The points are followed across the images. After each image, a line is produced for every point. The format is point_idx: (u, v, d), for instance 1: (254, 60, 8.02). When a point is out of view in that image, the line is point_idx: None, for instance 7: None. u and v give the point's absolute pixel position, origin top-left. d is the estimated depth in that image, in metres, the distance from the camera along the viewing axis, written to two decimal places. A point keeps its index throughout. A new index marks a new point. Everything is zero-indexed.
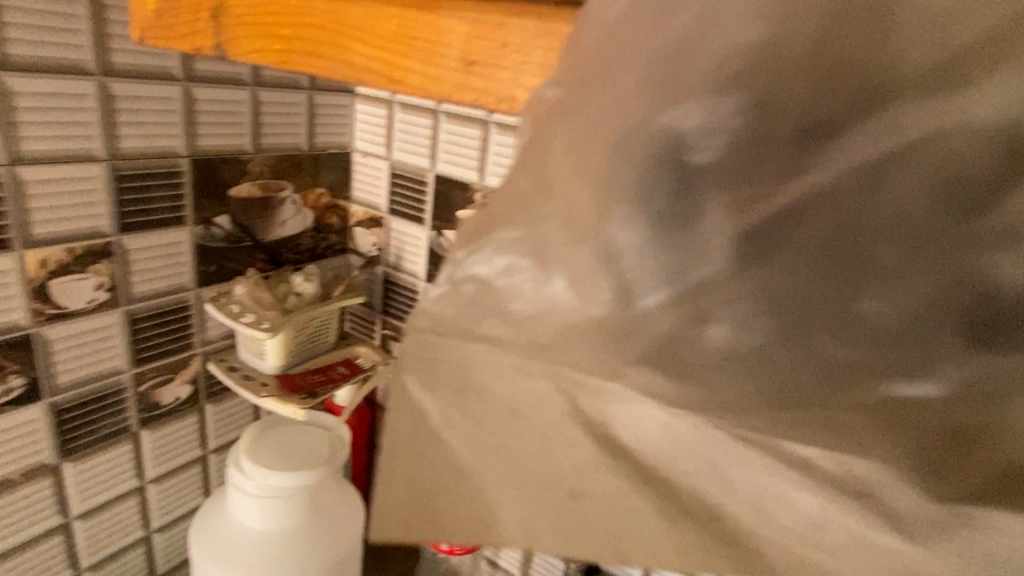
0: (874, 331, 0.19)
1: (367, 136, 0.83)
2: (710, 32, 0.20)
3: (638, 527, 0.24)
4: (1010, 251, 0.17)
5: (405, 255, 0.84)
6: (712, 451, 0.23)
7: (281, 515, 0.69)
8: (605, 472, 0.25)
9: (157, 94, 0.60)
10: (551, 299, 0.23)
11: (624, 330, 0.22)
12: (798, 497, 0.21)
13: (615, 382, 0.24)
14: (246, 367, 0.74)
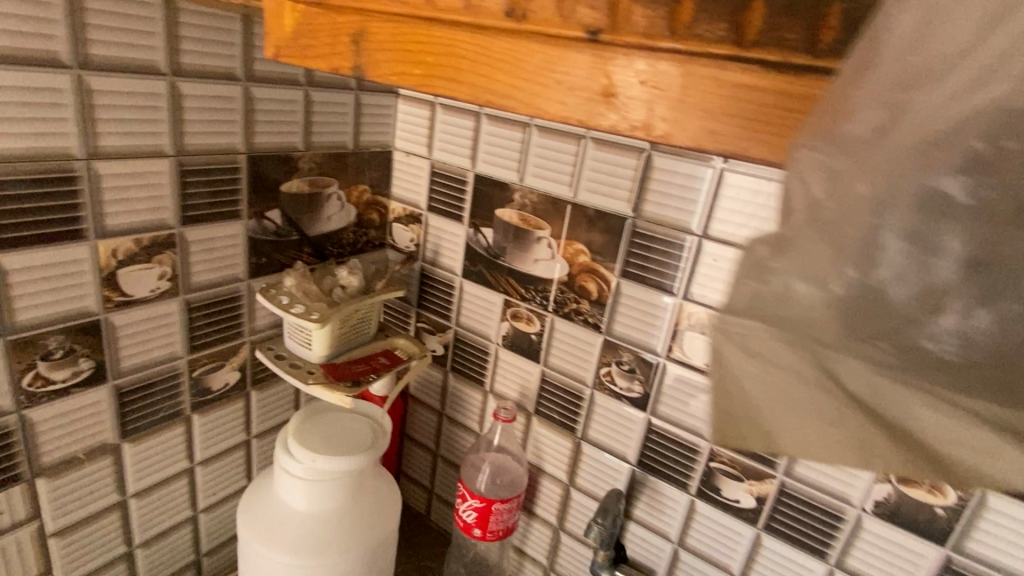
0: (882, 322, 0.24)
1: (408, 136, 0.85)
2: (935, 108, 0.21)
3: (760, 392, 0.31)
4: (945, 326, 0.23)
5: (443, 251, 0.87)
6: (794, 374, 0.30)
7: (326, 499, 0.72)
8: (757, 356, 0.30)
9: (220, 94, 0.62)
10: (783, 269, 0.26)
11: (835, 283, 0.25)
12: (776, 383, 0.30)
13: (780, 297, 0.27)
14: (292, 356, 0.77)
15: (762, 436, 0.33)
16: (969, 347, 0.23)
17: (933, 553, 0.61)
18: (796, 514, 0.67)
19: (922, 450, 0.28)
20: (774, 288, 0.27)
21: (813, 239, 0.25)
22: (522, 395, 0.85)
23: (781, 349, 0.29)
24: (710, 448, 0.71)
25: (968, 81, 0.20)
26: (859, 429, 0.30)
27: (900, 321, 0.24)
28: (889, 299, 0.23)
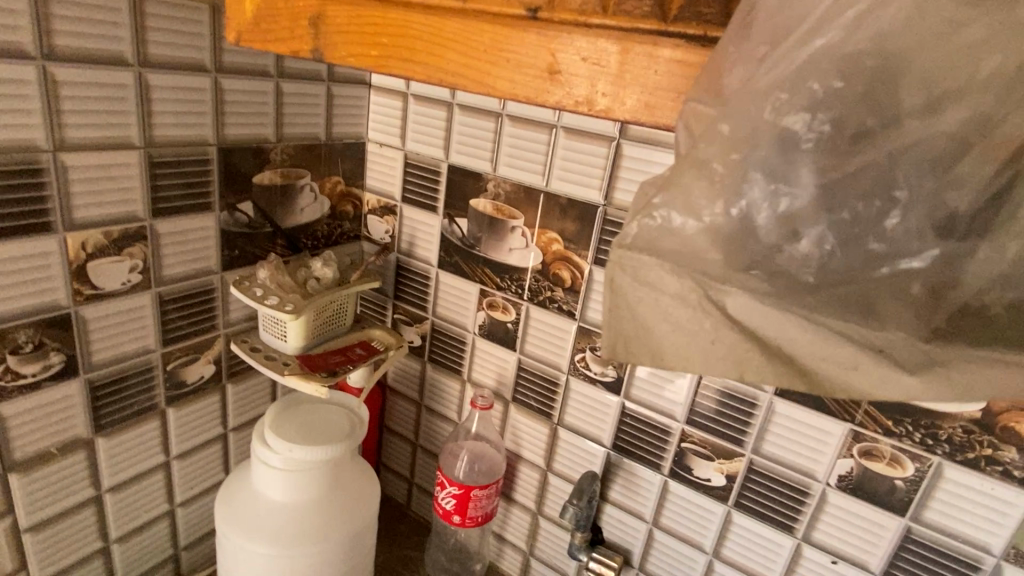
0: (759, 245, 0.27)
1: (381, 127, 0.85)
2: (792, 58, 0.25)
3: (652, 311, 0.29)
4: (804, 243, 0.27)
5: (419, 242, 0.87)
6: (683, 296, 0.28)
7: (304, 489, 0.73)
8: (648, 278, 0.29)
9: (189, 85, 0.62)
10: (672, 199, 0.27)
11: (725, 210, 0.27)
12: (666, 303, 0.29)
13: (671, 221, 0.27)
14: (267, 348, 0.77)
15: (649, 352, 0.30)
16: (820, 264, 0.27)
17: (893, 524, 0.63)
18: (764, 491, 0.69)
19: (797, 367, 0.28)
20: (657, 222, 0.27)
21: (692, 171, 0.27)
22: (499, 383, 0.86)
23: (669, 270, 0.28)
24: (681, 429, 0.73)
25: (805, 37, 0.25)
26: (744, 358, 0.29)
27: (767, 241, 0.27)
28: (756, 223, 0.27)
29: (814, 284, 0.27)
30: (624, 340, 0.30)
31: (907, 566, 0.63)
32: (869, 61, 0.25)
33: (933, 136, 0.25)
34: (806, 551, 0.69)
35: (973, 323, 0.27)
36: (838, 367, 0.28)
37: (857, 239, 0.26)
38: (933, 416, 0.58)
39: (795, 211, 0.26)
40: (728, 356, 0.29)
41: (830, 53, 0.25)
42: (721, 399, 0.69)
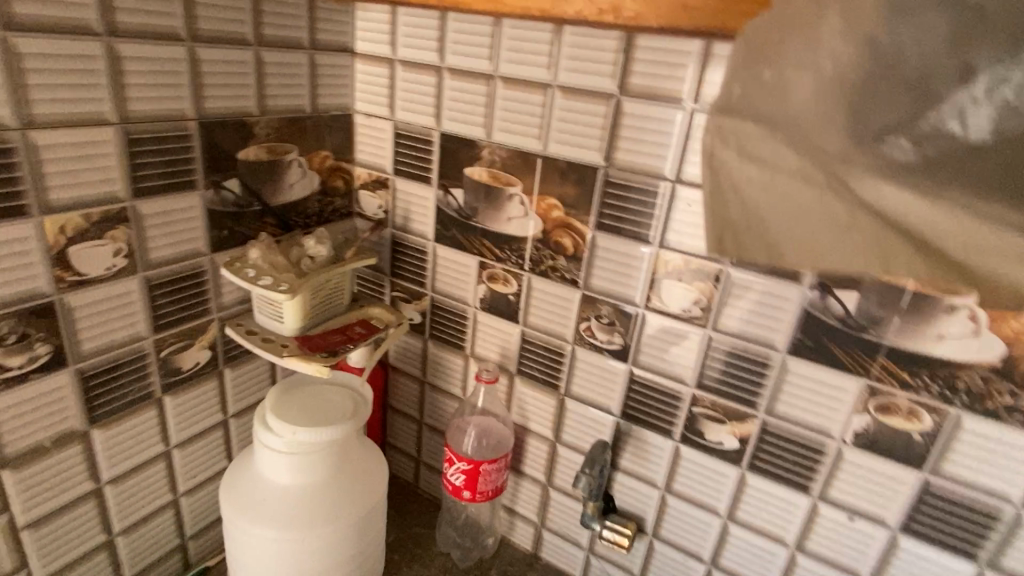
0: (911, 98, 0.36)
1: (368, 97, 0.82)
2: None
3: (757, 203, 0.43)
4: (949, 118, 0.35)
5: (413, 216, 0.84)
6: (806, 169, 0.40)
7: (310, 471, 0.71)
8: (752, 156, 0.43)
9: (163, 55, 0.59)
10: (797, 84, 0.39)
11: (875, 61, 0.37)
12: (786, 172, 0.41)
13: (797, 86, 0.39)
14: (263, 331, 0.75)
15: (757, 237, 0.44)
16: (975, 133, 0.35)
17: (910, 478, 0.62)
18: (779, 451, 0.68)
19: (947, 257, 0.37)
20: (773, 85, 0.40)
21: (829, 36, 0.38)
22: (503, 356, 0.84)
23: (779, 146, 0.41)
24: (692, 394, 0.71)
25: None
26: (894, 245, 0.39)
27: (916, 101, 0.36)
28: (913, 70, 0.36)
29: (955, 155, 0.36)
30: (730, 220, 0.45)
31: (926, 520, 0.63)
32: None
33: None
34: (823, 510, 0.68)
35: None
36: (982, 247, 0.36)
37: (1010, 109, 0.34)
38: (951, 366, 0.57)
39: (968, 64, 0.34)
40: (875, 236, 0.39)
41: None
42: (731, 361, 0.68)
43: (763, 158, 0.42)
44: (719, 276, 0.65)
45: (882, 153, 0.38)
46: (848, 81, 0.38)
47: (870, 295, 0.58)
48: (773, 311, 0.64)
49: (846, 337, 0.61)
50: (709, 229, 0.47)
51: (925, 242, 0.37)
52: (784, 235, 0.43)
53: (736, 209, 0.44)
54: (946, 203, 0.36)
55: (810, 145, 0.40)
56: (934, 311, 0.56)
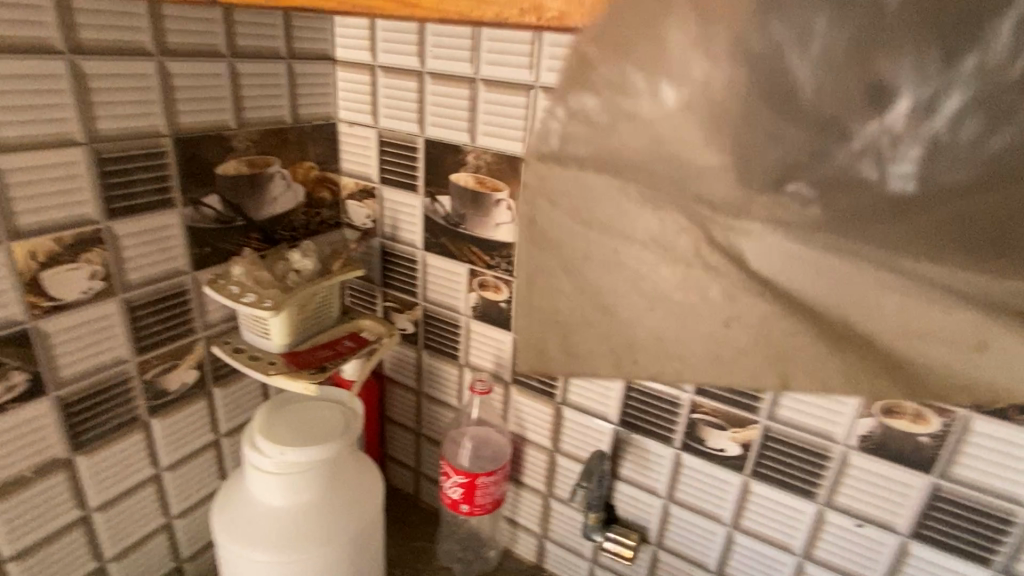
0: (802, 128, 0.39)
1: (351, 104, 0.80)
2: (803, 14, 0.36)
3: (600, 317, 0.52)
4: (853, 145, 0.38)
5: (402, 225, 0.83)
6: (754, 200, 0.42)
7: (301, 491, 0.69)
8: (668, 120, 0.42)
9: (132, 71, 0.58)
10: (654, 99, 0.42)
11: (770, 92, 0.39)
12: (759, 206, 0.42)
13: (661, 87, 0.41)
14: (250, 348, 0.73)
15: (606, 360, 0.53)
16: (921, 180, 0.37)
17: (920, 482, 0.60)
18: (783, 457, 0.66)
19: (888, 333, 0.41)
20: (623, 104, 0.42)
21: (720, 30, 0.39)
22: (498, 365, 0.82)
23: (719, 151, 0.42)
24: (691, 399, 0.69)
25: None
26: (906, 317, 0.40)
27: (833, 128, 0.38)
28: (803, 92, 0.38)
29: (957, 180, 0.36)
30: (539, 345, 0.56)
31: (938, 525, 0.60)
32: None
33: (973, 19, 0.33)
34: (830, 517, 0.65)
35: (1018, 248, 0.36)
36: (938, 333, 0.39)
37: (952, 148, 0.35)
38: None
39: (878, 93, 0.36)
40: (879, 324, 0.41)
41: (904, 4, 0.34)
42: None
43: (750, 167, 0.42)
44: None
45: (787, 193, 0.41)
46: (758, 92, 0.39)
47: None
48: None
49: None
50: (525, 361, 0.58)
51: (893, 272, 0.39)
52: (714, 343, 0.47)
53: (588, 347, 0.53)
54: (868, 230, 0.39)
55: (697, 180, 0.43)
56: None
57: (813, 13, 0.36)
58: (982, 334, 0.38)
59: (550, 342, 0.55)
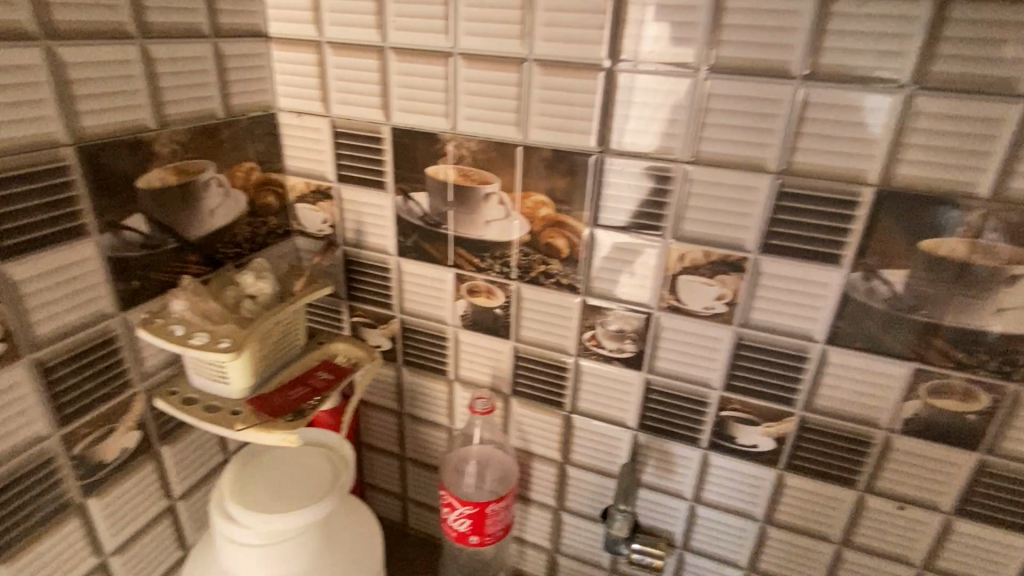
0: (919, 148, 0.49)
1: (295, 90, 0.67)
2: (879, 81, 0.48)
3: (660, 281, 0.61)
4: (915, 163, 0.49)
5: (368, 229, 0.71)
6: (917, 214, 0.50)
7: (291, 562, 0.57)
8: (774, 221, 0.55)
9: (9, 62, 0.44)
10: (732, 91, 0.52)
11: (813, 140, 0.51)
12: (855, 221, 0.52)
13: (730, 129, 0.53)
14: (206, 397, 0.60)
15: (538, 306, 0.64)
16: None
17: (965, 460, 0.57)
18: (819, 448, 0.62)
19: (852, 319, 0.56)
20: (827, 91, 0.49)
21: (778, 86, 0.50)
22: (494, 377, 0.74)
23: (936, 168, 0.49)
24: (719, 396, 0.64)
25: (960, 61, 0.46)
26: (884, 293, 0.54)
27: (979, 155, 0.47)
28: (904, 139, 0.49)
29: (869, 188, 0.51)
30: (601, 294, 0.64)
31: (983, 501, 0.58)
32: (981, 75, 0.45)
33: (1009, 108, 0.46)
34: (871, 502, 0.62)
35: (944, 249, 0.51)
36: (959, 304, 0.52)
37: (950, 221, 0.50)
38: (1011, 340, 0.51)
39: (972, 123, 0.47)
40: (919, 300, 0.53)
41: (996, 62, 0.45)
42: (763, 357, 0.60)
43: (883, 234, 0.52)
44: (745, 266, 0.57)
45: (831, 184, 0.52)
46: (889, 153, 0.49)
47: (919, 271, 0.52)
48: (807, 299, 0.56)
49: (890, 320, 0.54)
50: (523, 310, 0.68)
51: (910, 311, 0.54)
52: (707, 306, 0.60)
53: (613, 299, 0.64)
54: (946, 270, 0.51)
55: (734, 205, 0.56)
56: (995, 282, 0.50)
57: (735, 98, 0.52)
58: None
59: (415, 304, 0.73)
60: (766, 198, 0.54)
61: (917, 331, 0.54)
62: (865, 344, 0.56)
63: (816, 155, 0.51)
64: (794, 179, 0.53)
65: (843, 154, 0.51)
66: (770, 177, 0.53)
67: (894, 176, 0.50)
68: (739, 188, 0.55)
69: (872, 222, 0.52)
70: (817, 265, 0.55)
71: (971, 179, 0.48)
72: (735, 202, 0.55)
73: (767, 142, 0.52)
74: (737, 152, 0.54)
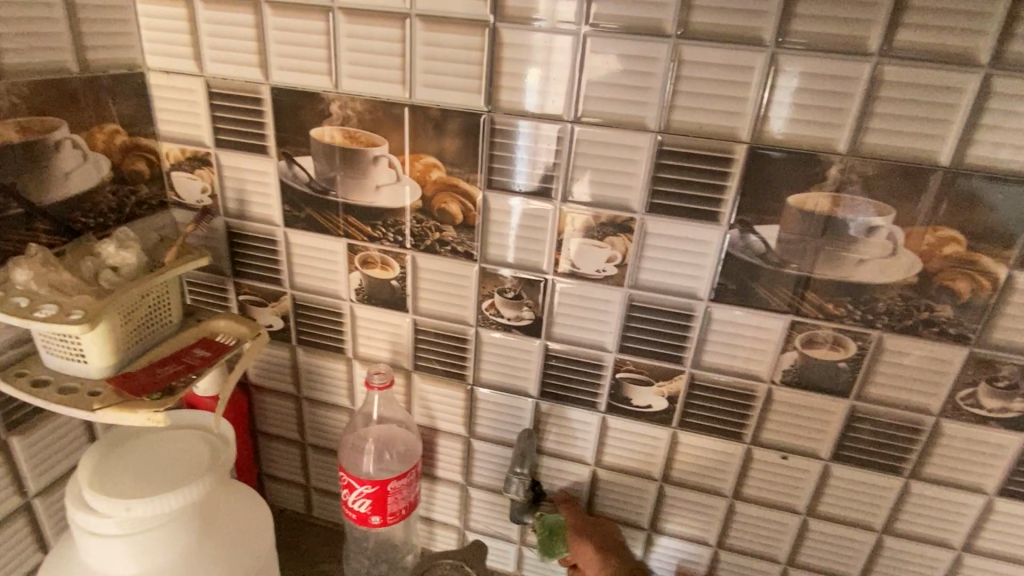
0: (785, 106, 0.51)
1: (163, 47, 0.62)
2: (746, 41, 0.50)
3: (553, 244, 0.61)
4: (781, 120, 0.51)
5: (251, 198, 0.67)
6: (786, 170, 0.53)
7: (158, 553, 0.53)
8: (656, 180, 0.56)
9: None
10: (612, 50, 0.52)
11: (690, 99, 0.52)
12: (731, 178, 0.54)
13: (611, 88, 0.54)
14: (60, 378, 0.55)
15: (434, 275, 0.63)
16: (898, 128, 0.49)
17: (839, 408, 0.61)
18: (709, 404, 0.64)
19: (733, 276, 0.58)
20: (700, 50, 0.51)
21: (654, 44, 0.51)
22: (394, 352, 0.71)
23: (801, 125, 0.51)
24: (614, 358, 0.65)
25: (816, 21, 0.48)
26: (760, 249, 0.56)
27: (838, 111, 0.50)
28: (771, 97, 0.51)
29: (742, 146, 0.53)
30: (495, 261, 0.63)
31: (856, 445, 0.62)
32: (835, 34, 0.48)
33: (860, 67, 0.48)
34: (758, 454, 0.65)
35: (811, 204, 0.53)
36: (826, 256, 0.55)
37: (814, 177, 0.52)
38: (872, 290, 0.55)
39: (831, 80, 0.49)
40: (791, 254, 0.55)
41: (847, 22, 0.47)
42: (653, 317, 0.62)
43: (756, 191, 0.54)
44: (633, 225, 0.58)
45: (708, 142, 0.53)
46: (758, 110, 0.51)
47: (790, 226, 0.54)
48: (690, 257, 0.58)
49: (766, 275, 0.57)
50: (420, 280, 0.66)
51: (783, 266, 0.56)
52: (600, 269, 0.61)
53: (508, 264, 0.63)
54: (814, 224, 0.54)
55: (620, 165, 0.56)
56: (855, 234, 0.53)
57: (615, 56, 0.52)
58: (906, 255, 0.53)
59: (308, 280, 0.70)
60: (648, 158, 0.55)
61: (791, 284, 0.57)
62: (745, 300, 0.58)
63: (692, 113, 0.53)
64: (673, 137, 0.54)
65: (717, 112, 0.52)
66: (651, 136, 0.54)
67: (763, 133, 0.52)
68: (622, 148, 0.55)
69: (746, 179, 0.54)
70: (698, 222, 0.56)
71: (831, 135, 0.51)
72: (621, 162, 0.56)
73: (647, 101, 0.53)
74: (619, 111, 0.54)
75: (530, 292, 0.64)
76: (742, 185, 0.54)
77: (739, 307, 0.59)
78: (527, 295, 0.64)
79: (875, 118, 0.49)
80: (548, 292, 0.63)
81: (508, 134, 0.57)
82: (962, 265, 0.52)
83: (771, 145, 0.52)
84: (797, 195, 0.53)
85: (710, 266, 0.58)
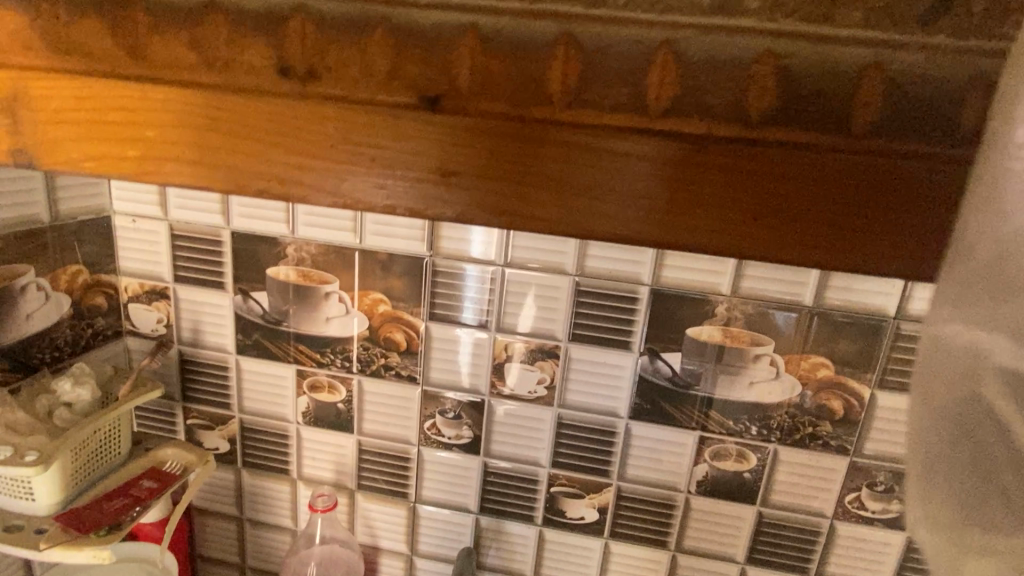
0: (679, 256, 0.61)
1: (130, 195, 0.68)
2: None
3: (489, 369, 0.68)
4: (675, 267, 0.61)
5: (206, 328, 0.71)
6: (683, 308, 0.62)
7: None
8: (576, 314, 0.64)
9: None
10: None
11: (600, 250, 0.62)
12: (638, 313, 0.63)
13: (534, 239, 0.63)
14: (6, 516, 0.55)
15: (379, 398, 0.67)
16: (768, 275, 0.60)
17: (749, 513, 0.67)
18: (635, 514, 0.69)
19: (648, 396, 0.65)
20: None
21: None
22: (339, 471, 0.74)
23: (691, 272, 0.61)
24: (548, 473, 0.70)
25: None
26: (667, 373, 0.64)
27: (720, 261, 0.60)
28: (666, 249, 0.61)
29: (645, 288, 0.62)
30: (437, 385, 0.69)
31: (766, 548, 0.68)
32: None
33: None
34: (682, 560, 0.70)
35: (706, 336, 0.62)
36: (723, 379, 0.63)
37: (707, 313, 0.62)
38: (764, 408, 0.63)
39: None
40: (694, 377, 0.64)
41: None
42: (580, 434, 0.68)
43: (660, 324, 0.63)
44: (558, 352, 0.66)
45: (617, 284, 0.62)
46: (656, 259, 0.61)
47: (690, 354, 0.63)
48: (609, 381, 0.66)
49: (675, 396, 0.65)
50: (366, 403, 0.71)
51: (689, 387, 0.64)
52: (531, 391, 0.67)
53: (449, 387, 0.69)
54: (710, 352, 0.63)
55: (545, 302, 0.64)
56: (745, 360, 0.62)
57: None
58: (787, 378, 0.62)
59: (257, 403, 0.73)
60: (569, 296, 0.64)
61: (697, 403, 0.65)
62: (660, 418, 0.66)
63: (602, 261, 0.62)
64: (588, 279, 0.63)
65: (624, 261, 0.62)
66: (570, 278, 0.63)
67: (661, 277, 0.62)
68: (546, 287, 0.64)
69: (652, 314, 0.63)
70: (614, 350, 0.65)
71: (716, 280, 0.61)
72: (545, 299, 0.64)
73: (564, 250, 0.63)
74: (542, 257, 0.63)
75: (469, 413, 0.69)
76: (648, 319, 0.63)
77: (655, 424, 0.66)
78: (467, 416, 0.69)
79: (749, 267, 0.60)
80: (486, 413, 0.69)
81: (447, 275, 0.65)
82: (832, 386, 0.62)
83: (669, 287, 0.62)
84: (693, 328, 0.63)
85: (627, 388, 0.65)
